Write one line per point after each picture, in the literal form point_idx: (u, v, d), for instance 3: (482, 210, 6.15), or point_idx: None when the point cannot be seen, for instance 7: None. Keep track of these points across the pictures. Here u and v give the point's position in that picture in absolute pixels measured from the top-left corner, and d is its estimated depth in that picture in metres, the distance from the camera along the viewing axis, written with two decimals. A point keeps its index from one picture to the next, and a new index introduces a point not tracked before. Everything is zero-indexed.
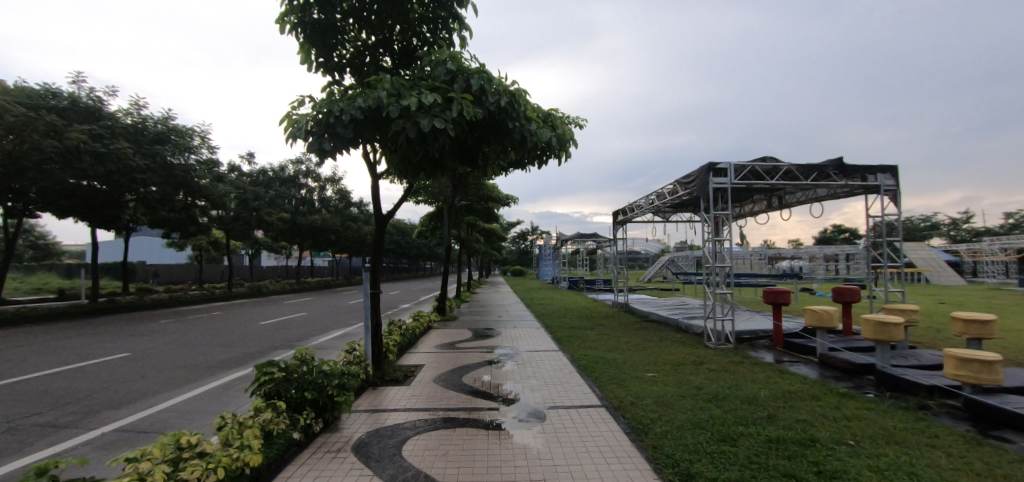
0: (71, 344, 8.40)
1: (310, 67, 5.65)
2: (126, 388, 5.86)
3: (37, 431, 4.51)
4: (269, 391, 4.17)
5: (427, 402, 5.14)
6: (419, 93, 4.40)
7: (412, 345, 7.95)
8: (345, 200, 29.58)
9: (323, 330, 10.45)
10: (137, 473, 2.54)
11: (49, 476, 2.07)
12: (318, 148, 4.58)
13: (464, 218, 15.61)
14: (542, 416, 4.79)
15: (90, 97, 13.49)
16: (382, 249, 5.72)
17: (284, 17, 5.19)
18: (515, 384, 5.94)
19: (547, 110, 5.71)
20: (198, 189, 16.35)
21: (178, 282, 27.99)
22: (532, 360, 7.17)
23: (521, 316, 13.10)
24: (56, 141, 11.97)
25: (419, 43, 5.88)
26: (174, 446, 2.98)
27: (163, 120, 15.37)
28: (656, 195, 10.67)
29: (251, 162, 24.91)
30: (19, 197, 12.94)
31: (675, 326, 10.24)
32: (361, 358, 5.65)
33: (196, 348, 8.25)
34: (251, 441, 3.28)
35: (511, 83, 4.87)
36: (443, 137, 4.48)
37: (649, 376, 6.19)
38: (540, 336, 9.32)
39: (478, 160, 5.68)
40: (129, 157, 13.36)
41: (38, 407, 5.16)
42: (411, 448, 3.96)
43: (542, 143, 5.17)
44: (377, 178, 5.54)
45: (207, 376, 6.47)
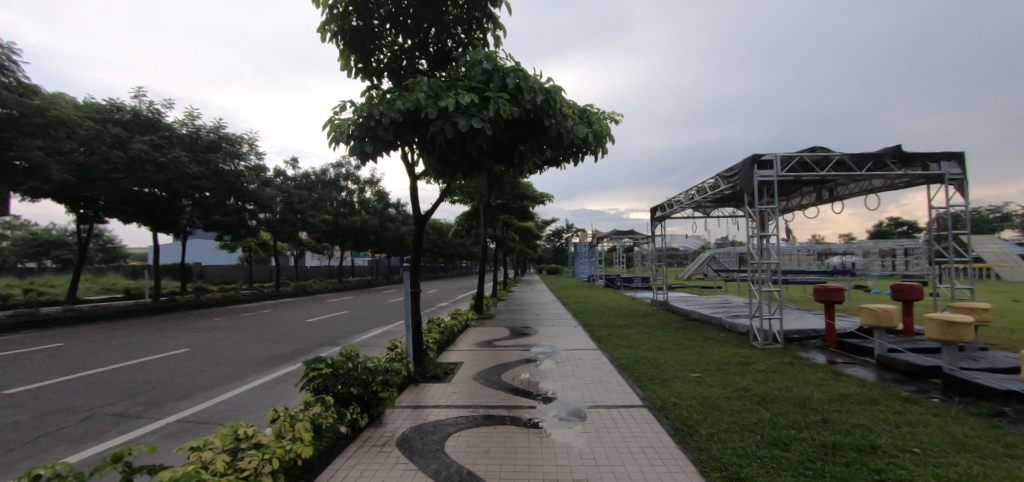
0: (138, 340, 9.04)
1: (350, 73, 5.82)
2: (186, 382, 6.24)
3: (111, 420, 4.88)
4: (318, 386, 4.32)
5: (467, 400, 5.17)
6: (457, 94, 4.43)
7: (451, 343, 8.04)
8: (384, 201, 30.37)
9: (365, 328, 10.74)
10: (202, 461, 2.69)
11: (125, 462, 2.21)
12: (360, 151, 4.72)
13: (499, 217, 15.69)
14: (583, 416, 4.73)
15: (150, 109, 14.44)
16: (421, 249, 5.80)
17: (325, 26, 5.39)
18: (555, 383, 5.88)
19: (583, 106, 5.63)
20: (247, 193, 17.22)
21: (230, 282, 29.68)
22: (571, 359, 7.09)
23: (557, 314, 12.99)
24: (122, 151, 12.93)
25: (455, 44, 5.94)
26: (233, 437, 3.14)
27: (215, 129, 16.24)
28: (697, 190, 10.34)
29: (296, 167, 25.97)
30: (91, 204, 14.08)
31: (718, 325, 9.89)
32: (403, 355, 5.75)
33: (248, 344, 8.68)
34: (303, 434, 3.41)
35: (547, 80, 4.84)
36: (481, 137, 4.50)
37: (693, 376, 6.00)
38: (579, 334, 9.20)
39: (514, 158, 5.69)
40: (185, 165, 14.25)
41: (110, 398, 5.56)
42: (454, 444, 4.01)
43: (579, 139, 5.08)
44: (416, 178, 5.63)
45: (259, 372, 6.77)
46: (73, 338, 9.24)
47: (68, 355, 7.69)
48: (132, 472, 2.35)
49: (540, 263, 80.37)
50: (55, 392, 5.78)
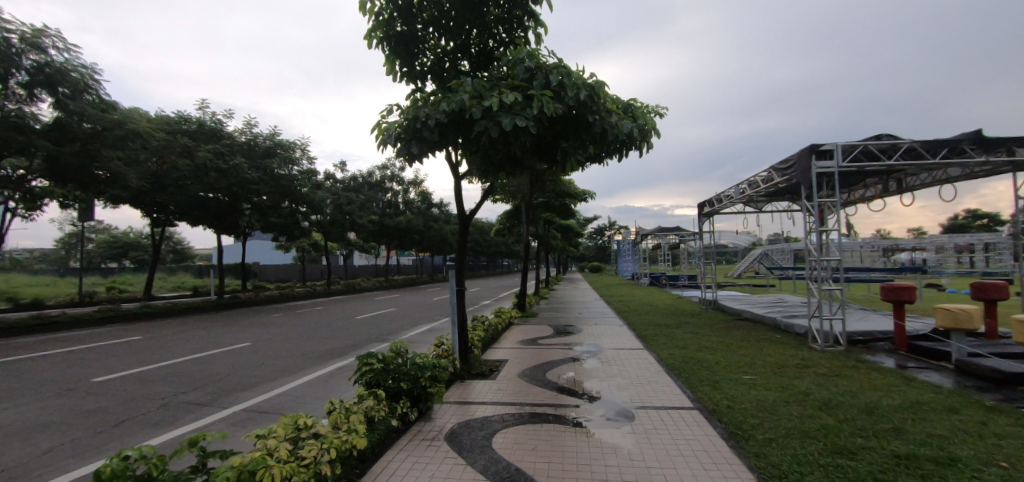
0: (206, 334, 9.74)
1: (395, 77, 5.98)
2: (250, 373, 6.66)
3: (185, 408, 5.29)
4: (370, 380, 4.48)
5: (513, 397, 5.20)
6: (500, 93, 4.45)
7: (495, 341, 8.12)
8: (427, 201, 31.01)
9: (412, 325, 11.02)
10: (267, 449, 2.86)
11: (199, 446, 2.38)
12: (407, 153, 4.84)
13: (541, 215, 15.64)
14: (631, 416, 4.63)
15: (213, 120, 15.49)
16: (465, 247, 5.87)
17: (371, 33, 5.57)
18: (600, 383, 5.80)
19: (627, 100, 5.49)
20: (300, 196, 18.10)
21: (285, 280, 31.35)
22: (616, 359, 6.97)
23: (601, 313, 12.81)
24: (189, 160, 13.97)
25: (496, 44, 5.98)
26: (294, 427, 3.32)
27: (271, 136, 17.20)
28: (748, 184, 9.90)
29: (344, 170, 26.97)
30: (163, 208, 15.31)
31: (772, 326, 9.44)
32: (449, 352, 5.86)
33: (303, 340, 9.13)
34: (357, 426, 3.55)
35: (591, 75, 4.77)
36: (525, 135, 4.50)
37: (747, 379, 5.74)
38: (624, 333, 9.04)
39: (556, 156, 5.66)
40: (244, 171, 15.20)
41: (183, 388, 6.02)
42: (501, 441, 4.03)
43: (624, 134, 4.97)
44: (460, 178, 5.71)
45: (314, 366, 7.10)
46: (150, 332, 10.08)
47: (148, 347, 8.41)
48: (206, 456, 2.52)
49: (581, 262, 79.49)
50: (138, 380, 6.34)
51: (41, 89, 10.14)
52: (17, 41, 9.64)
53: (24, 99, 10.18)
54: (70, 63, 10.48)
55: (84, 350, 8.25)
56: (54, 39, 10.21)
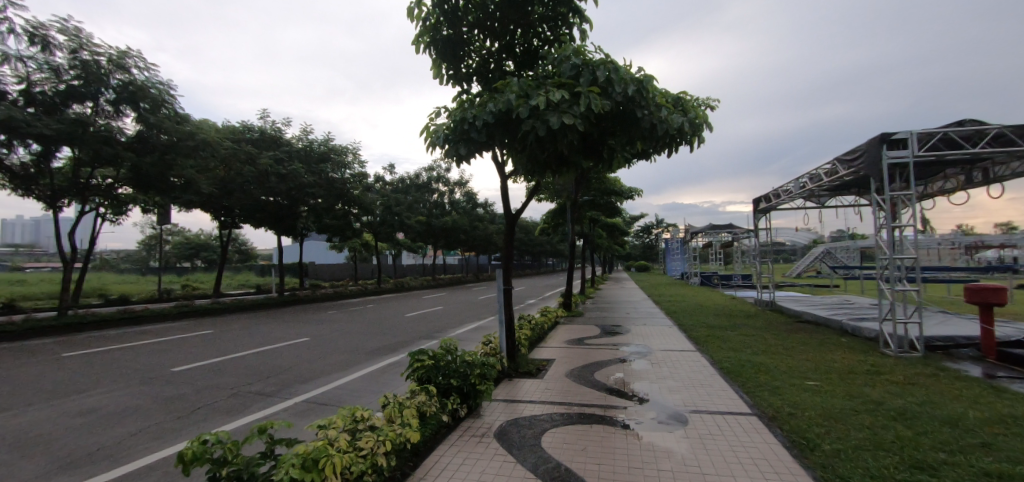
0: (268, 330, 10.38)
1: (442, 81, 6.10)
2: (308, 367, 7.03)
3: (252, 397, 5.67)
4: (421, 376, 4.60)
5: (561, 397, 5.17)
6: (547, 92, 4.43)
7: (542, 340, 8.12)
8: (472, 201, 31.40)
9: (459, 323, 11.20)
10: (328, 438, 3.02)
11: (268, 434, 2.55)
12: (455, 154, 4.92)
13: (587, 213, 15.41)
14: (684, 420, 4.48)
15: (273, 128, 16.51)
16: (512, 246, 5.90)
17: (419, 38, 5.72)
18: (651, 384, 5.65)
19: (676, 94, 5.30)
20: (352, 199, 18.86)
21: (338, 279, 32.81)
22: (667, 360, 6.77)
23: (650, 313, 12.46)
24: (252, 166, 14.99)
25: (540, 43, 6.00)
26: (351, 418, 3.48)
27: (325, 142, 18.05)
28: (809, 178, 9.30)
29: (393, 172, 27.80)
30: (230, 212, 16.47)
31: (838, 329, 8.83)
32: (497, 350, 5.93)
33: (356, 336, 9.51)
34: (410, 420, 3.66)
35: (639, 69, 4.68)
36: (572, 132, 4.47)
37: (810, 385, 5.40)
38: (674, 335, 8.77)
39: (603, 153, 5.58)
40: (301, 175, 16.05)
41: (250, 379, 6.46)
42: (550, 440, 4.02)
43: (675, 129, 4.80)
44: (506, 178, 5.74)
45: (367, 361, 7.38)
46: (219, 327, 10.89)
47: (217, 341, 9.08)
48: (274, 443, 2.70)
49: (626, 261, 77.73)
50: (211, 371, 6.87)
51: (125, 105, 11.20)
52: (105, 62, 10.71)
53: (111, 115, 11.18)
54: (149, 80, 11.51)
55: (164, 342, 9.03)
56: (135, 59, 11.25)
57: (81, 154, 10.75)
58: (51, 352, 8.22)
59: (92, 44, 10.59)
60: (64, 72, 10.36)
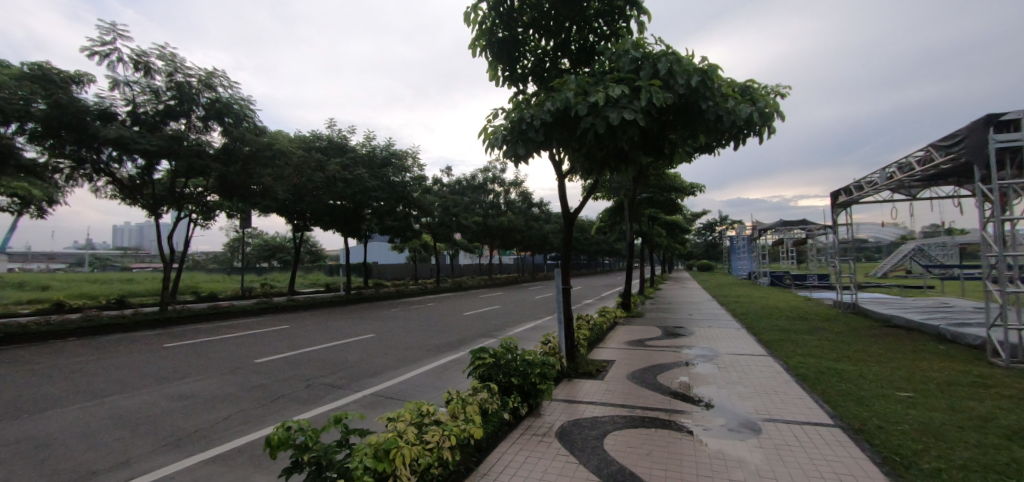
0: (337, 326, 11.04)
1: (498, 82, 6.16)
2: (375, 362, 7.39)
3: (326, 389, 6.06)
4: (483, 374, 4.70)
5: (623, 399, 5.07)
6: (606, 88, 4.34)
7: (601, 341, 7.99)
8: (527, 201, 31.50)
9: (517, 323, 11.29)
10: (397, 431, 3.16)
11: (343, 424, 2.72)
12: (513, 154, 4.94)
13: (646, 211, 14.97)
14: (757, 429, 4.22)
15: (340, 136, 17.55)
16: (570, 246, 5.85)
17: (475, 42, 5.81)
18: (718, 390, 5.39)
19: (744, 83, 4.97)
20: (412, 201, 19.58)
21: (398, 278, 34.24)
22: (736, 364, 6.43)
23: (715, 314, 11.89)
24: (322, 173, 16.04)
25: (597, 38, 5.92)
26: (418, 413, 3.62)
27: (387, 147, 18.89)
28: (898, 167, 8.44)
29: (450, 174, 28.50)
30: (302, 216, 17.70)
31: (934, 335, 7.94)
32: (556, 350, 5.92)
33: (417, 333, 9.87)
34: (473, 416, 3.75)
35: (702, 60, 4.48)
36: (633, 128, 4.35)
37: (903, 397, 4.89)
38: (743, 338, 8.29)
39: (663, 148, 5.40)
40: (365, 180, 16.91)
41: (323, 371, 6.92)
42: (613, 443, 3.94)
43: (744, 119, 4.52)
44: (564, 178, 5.71)
45: (430, 358, 7.63)
46: (294, 322, 11.74)
47: (293, 335, 9.80)
48: (348, 432, 2.87)
49: (686, 260, 74.45)
50: (288, 363, 7.42)
51: (212, 121, 12.38)
52: (196, 83, 11.86)
53: (201, 130, 12.43)
54: (233, 97, 12.61)
55: (248, 336, 9.88)
56: (220, 78, 12.35)
57: (177, 166, 11.99)
58: (157, 342, 9.28)
59: (184, 67, 11.75)
60: (162, 93, 11.61)
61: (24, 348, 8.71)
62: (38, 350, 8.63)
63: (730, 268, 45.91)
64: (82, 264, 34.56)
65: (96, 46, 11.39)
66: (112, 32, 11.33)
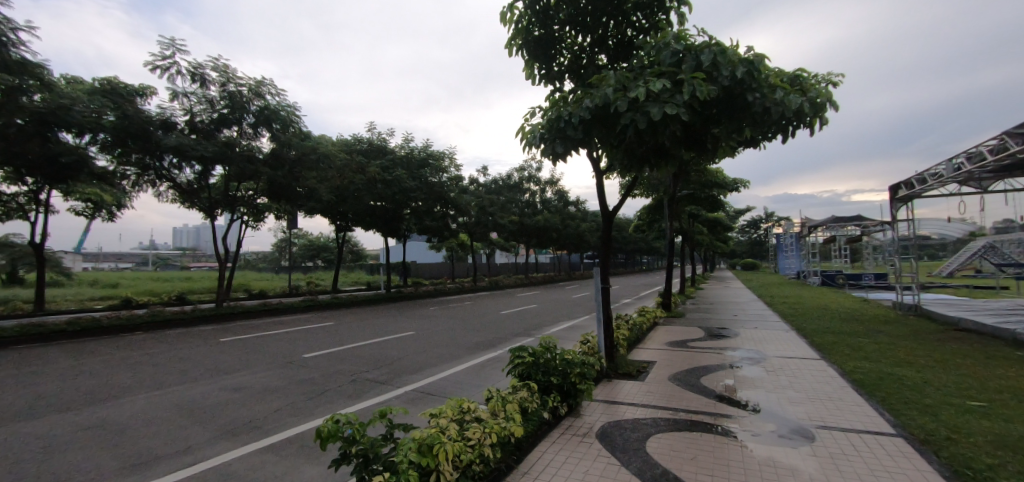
0: (379, 323, 11.40)
1: (535, 81, 6.15)
2: (416, 359, 7.57)
3: (369, 384, 6.28)
4: (522, 372, 4.73)
5: (665, 401, 4.96)
6: (646, 82, 4.25)
7: (641, 341, 7.85)
8: (564, 199, 31.34)
9: (554, 322, 11.27)
10: (439, 426, 3.24)
11: (387, 419, 2.81)
12: (551, 152, 4.92)
13: (687, 208, 14.57)
14: (811, 436, 4.01)
15: (380, 138, 18.08)
16: (609, 244, 5.78)
17: (511, 41, 5.82)
18: (766, 394, 5.17)
19: (793, 72, 4.73)
20: (450, 201, 19.89)
21: (436, 277, 34.91)
22: (785, 368, 6.16)
23: (761, 315, 11.41)
24: (363, 175, 16.57)
25: (635, 32, 5.82)
26: (459, 409, 3.69)
27: (425, 148, 19.27)
28: (967, 158, 7.82)
29: (486, 174, 28.79)
30: (345, 216, 18.35)
31: (1009, 340, 7.32)
32: (595, 350, 5.88)
33: (455, 332, 10.02)
34: (514, 415, 3.78)
35: (748, 49, 4.31)
36: (675, 123, 4.23)
37: (975, 406, 4.52)
38: (793, 340, 7.91)
39: (706, 143, 5.23)
40: (404, 181, 17.34)
41: (366, 367, 7.16)
42: (655, 446, 3.86)
43: (794, 110, 4.31)
44: (602, 176, 5.65)
45: (469, 356, 7.74)
46: (338, 320, 12.22)
47: (338, 332, 10.20)
48: (393, 426, 2.96)
49: (729, 259, 71.69)
50: (333, 359, 7.73)
51: (262, 127, 13.03)
52: (247, 91, 12.51)
53: (252, 136, 13.11)
54: (280, 104, 13.22)
55: (296, 331, 10.36)
56: (268, 87, 12.97)
57: (230, 171, 12.71)
58: (214, 337, 9.89)
59: (236, 77, 12.41)
60: (217, 102, 12.34)
61: (99, 341, 9.50)
62: (112, 342, 9.40)
63: (777, 267, 43.92)
64: (148, 263, 37.36)
65: (158, 60, 12.25)
66: (172, 46, 12.15)
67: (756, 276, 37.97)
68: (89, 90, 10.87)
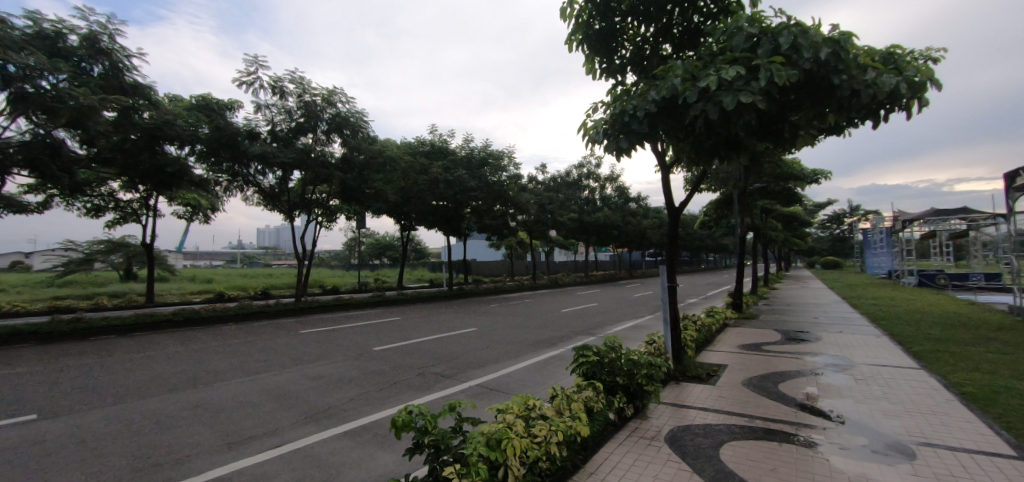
0: (442, 319, 11.82)
1: (595, 75, 6.07)
2: (479, 355, 7.79)
3: (435, 377, 6.55)
4: (587, 372, 4.73)
5: (739, 407, 4.72)
6: (717, 70, 4.05)
7: (710, 343, 7.50)
8: (624, 196, 30.61)
9: (616, 321, 11.05)
10: (507, 422, 3.32)
11: (456, 412, 2.92)
12: (615, 147, 4.82)
13: (760, 202, 13.69)
14: (910, 454, 3.65)
15: (442, 140, 18.67)
16: (676, 242, 5.59)
17: (572, 37, 5.78)
18: (854, 405, 4.77)
19: (886, 50, 4.27)
20: (509, 199, 20.12)
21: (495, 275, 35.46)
22: (876, 376, 5.64)
23: (845, 318, 10.47)
24: (426, 176, 17.18)
25: (702, 18, 5.58)
26: (525, 406, 3.76)
27: (484, 148, 19.61)
28: None
29: (544, 172, 28.84)
30: (410, 216, 19.14)
31: None
32: (662, 351, 5.73)
33: (516, 329, 10.16)
34: (579, 414, 3.78)
35: (833, 28, 3.99)
36: (750, 112, 3.99)
37: None
38: (885, 347, 7.19)
39: (783, 133, 4.88)
40: (464, 181, 17.74)
41: (431, 361, 7.46)
42: (729, 454, 3.70)
43: (889, 92, 3.89)
44: (668, 171, 5.47)
45: (531, 353, 7.82)
46: (404, 315, 12.82)
47: (404, 327, 10.72)
48: (462, 420, 3.06)
49: (808, 258, 66.07)
50: (401, 352, 8.13)
51: (333, 133, 13.93)
52: (321, 100, 13.42)
53: (325, 142, 14.04)
54: (350, 111, 14.05)
55: (366, 326, 11.01)
56: (339, 95, 13.82)
57: (306, 175, 13.71)
58: (295, 329, 10.76)
59: (311, 88, 13.34)
60: (294, 112, 13.36)
61: (200, 330, 10.67)
62: (210, 331, 10.53)
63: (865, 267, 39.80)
64: (236, 261, 41.29)
65: (244, 76, 13.46)
66: (255, 63, 13.26)
67: (841, 276, 34.67)
68: (187, 107, 12.20)
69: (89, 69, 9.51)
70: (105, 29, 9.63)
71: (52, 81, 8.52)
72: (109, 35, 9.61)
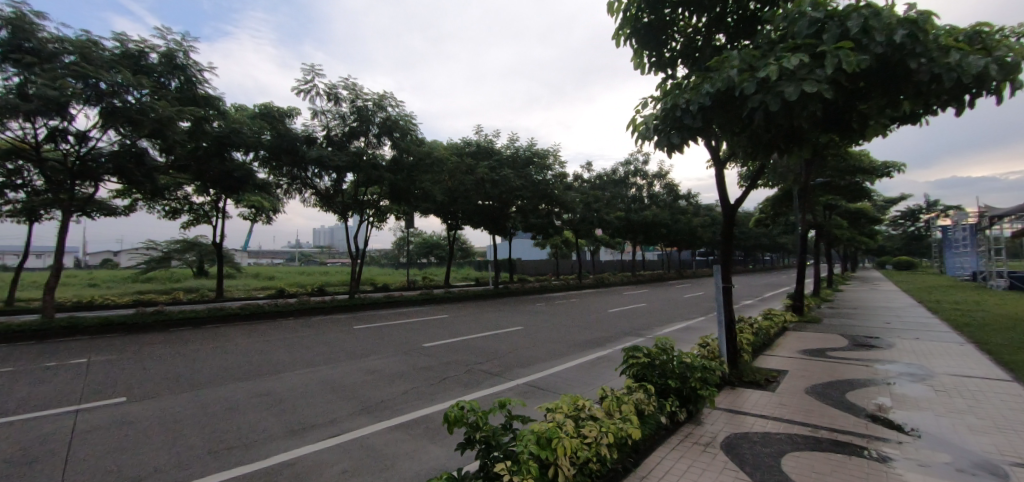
0: (489, 317, 11.99)
1: (644, 70, 5.95)
2: (526, 353, 7.86)
3: (483, 375, 6.67)
4: (638, 373, 4.66)
5: (801, 416, 4.49)
6: (778, 59, 3.84)
7: (768, 348, 7.15)
8: (673, 193, 29.68)
9: (666, 322, 10.75)
10: (556, 422, 3.34)
11: (507, 410, 2.97)
12: (666, 143, 4.70)
13: (824, 198, 12.84)
14: (1002, 475, 3.32)
15: (487, 140, 18.89)
16: (732, 240, 5.38)
17: (620, 32, 5.69)
18: (934, 418, 4.40)
19: (972, 29, 3.89)
20: (554, 198, 20.04)
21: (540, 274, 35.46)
22: (959, 388, 5.17)
23: (924, 324, 9.61)
24: (472, 176, 17.46)
25: (759, 5, 5.33)
26: (575, 406, 3.76)
27: (529, 147, 19.65)
28: None
29: (589, 169, 28.53)
30: (457, 216, 19.53)
31: None
32: (716, 355, 5.55)
33: (563, 328, 10.12)
34: (630, 417, 3.74)
35: (910, 8, 3.68)
36: (815, 102, 3.76)
37: None
38: (971, 356, 6.56)
39: (851, 122, 4.56)
40: (510, 180, 17.83)
41: (479, 359, 7.59)
42: (791, 464, 3.54)
43: (975, 75, 3.55)
44: (723, 167, 5.27)
45: (578, 353, 7.77)
46: (452, 313, 13.12)
47: (452, 324, 10.98)
48: (512, 418, 3.10)
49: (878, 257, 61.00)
50: (449, 349, 8.33)
51: (384, 136, 14.46)
52: (372, 105, 13.98)
53: (375, 145, 14.62)
54: (399, 114, 14.53)
55: (416, 322, 11.38)
56: (389, 100, 14.34)
57: (359, 177, 14.33)
58: (350, 324, 11.30)
59: (363, 93, 13.91)
60: (348, 117, 13.99)
61: (265, 324, 11.45)
62: (274, 325, 11.28)
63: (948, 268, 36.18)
64: (296, 259, 43.86)
65: (302, 85, 14.26)
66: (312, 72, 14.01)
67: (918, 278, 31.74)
68: (252, 115, 13.10)
69: (168, 83, 10.42)
70: (181, 46, 10.51)
71: (136, 96, 9.41)
72: (184, 52, 10.47)
